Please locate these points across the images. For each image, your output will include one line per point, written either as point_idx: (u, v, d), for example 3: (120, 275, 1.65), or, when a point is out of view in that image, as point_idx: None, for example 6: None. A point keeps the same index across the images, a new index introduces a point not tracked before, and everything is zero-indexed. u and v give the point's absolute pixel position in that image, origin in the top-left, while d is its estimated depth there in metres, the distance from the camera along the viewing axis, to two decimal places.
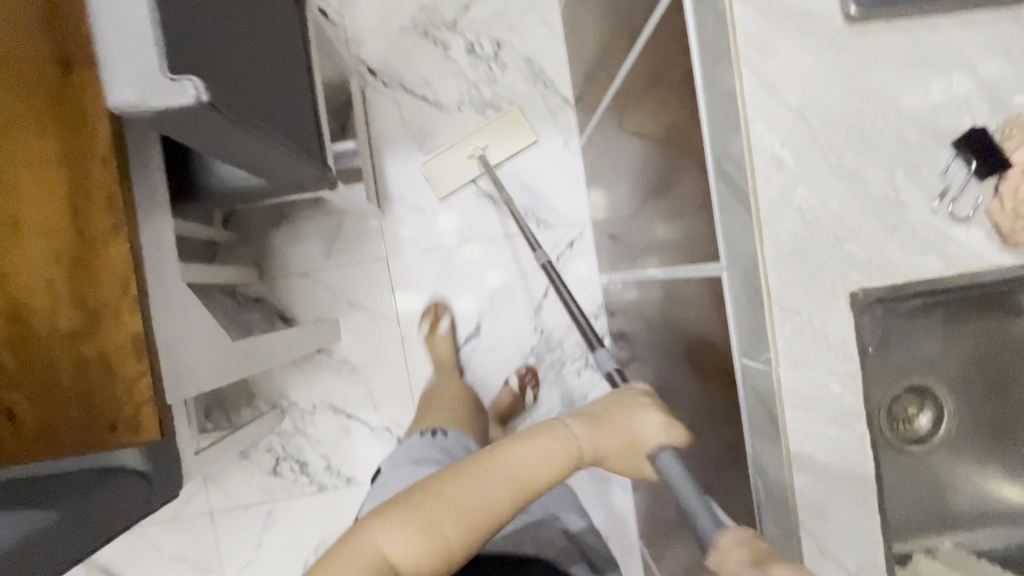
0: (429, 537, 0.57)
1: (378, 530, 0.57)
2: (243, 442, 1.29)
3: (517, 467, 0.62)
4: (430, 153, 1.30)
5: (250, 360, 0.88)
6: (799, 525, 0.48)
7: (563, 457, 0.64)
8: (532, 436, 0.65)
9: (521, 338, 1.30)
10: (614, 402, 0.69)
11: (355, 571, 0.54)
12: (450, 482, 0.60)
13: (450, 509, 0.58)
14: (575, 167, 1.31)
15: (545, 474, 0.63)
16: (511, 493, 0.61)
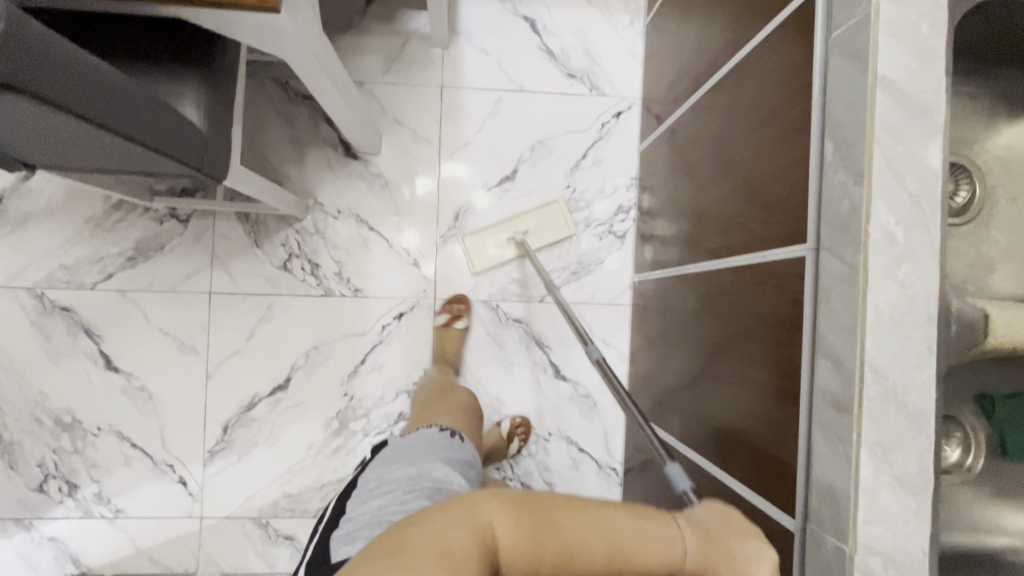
0: (540, 550, 0.55)
1: (500, 511, 0.55)
2: (260, 231, 1.28)
3: (629, 532, 0.57)
4: (505, 1, 1.35)
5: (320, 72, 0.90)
6: (871, 140, 0.52)
7: (664, 557, 0.58)
8: (647, 515, 0.60)
9: (553, 191, 1.34)
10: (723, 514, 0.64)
11: (460, 532, 0.53)
12: (569, 510, 0.57)
13: (564, 535, 0.55)
14: (635, 46, 1.37)
15: (642, 549, 0.58)
16: (610, 553, 0.56)
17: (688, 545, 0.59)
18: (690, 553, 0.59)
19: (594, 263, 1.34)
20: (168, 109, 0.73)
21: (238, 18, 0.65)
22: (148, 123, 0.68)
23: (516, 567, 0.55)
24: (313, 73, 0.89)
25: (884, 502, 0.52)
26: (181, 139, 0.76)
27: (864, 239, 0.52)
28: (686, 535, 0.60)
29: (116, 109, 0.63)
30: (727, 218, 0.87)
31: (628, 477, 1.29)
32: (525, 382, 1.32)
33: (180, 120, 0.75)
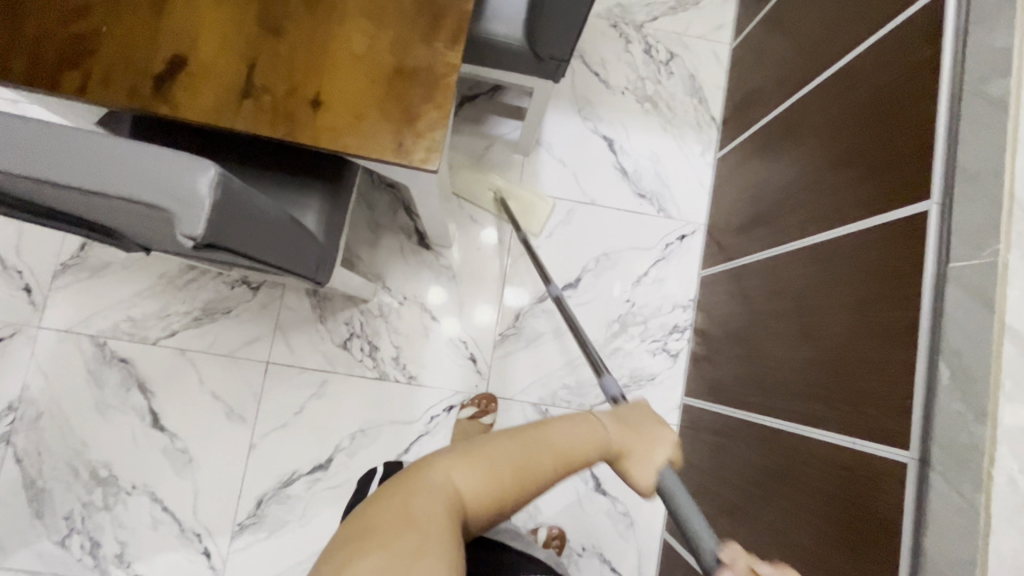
0: (494, 478, 0.56)
1: (450, 468, 0.55)
2: (326, 308, 1.31)
3: (559, 440, 0.60)
4: (587, 119, 1.44)
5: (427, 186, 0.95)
6: (996, 386, 0.55)
7: (596, 444, 0.64)
8: (569, 419, 0.64)
9: (613, 303, 1.38)
10: (630, 412, 0.73)
11: (430, 499, 0.51)
12: (510, 436, 0.59)
13: (500, 456, 0.57)
14: (704, 175, 1.45)
15: (581, 444, 0.62)
16: (552, 460, 0.59)
17: (611, 430, 0.66)
18: (619, 436, 0.66)
19: (646, 379, 1.36)
20: (302, 228, 0.77)
21: (390, 165, 0.69)
22: (286, 245, 0.71)
23: (481, 510, 0.55)
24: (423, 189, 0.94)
25: None
26: (307, 252, 0.80)
27: (987, 482, 0.54)
28: (607, 420, 0.67)
29: (269, 242, 0.66)
30: (804, 382, 0.89)
31: None
32: (565, 491, 1.31)
33: (308, 235, 0.79)
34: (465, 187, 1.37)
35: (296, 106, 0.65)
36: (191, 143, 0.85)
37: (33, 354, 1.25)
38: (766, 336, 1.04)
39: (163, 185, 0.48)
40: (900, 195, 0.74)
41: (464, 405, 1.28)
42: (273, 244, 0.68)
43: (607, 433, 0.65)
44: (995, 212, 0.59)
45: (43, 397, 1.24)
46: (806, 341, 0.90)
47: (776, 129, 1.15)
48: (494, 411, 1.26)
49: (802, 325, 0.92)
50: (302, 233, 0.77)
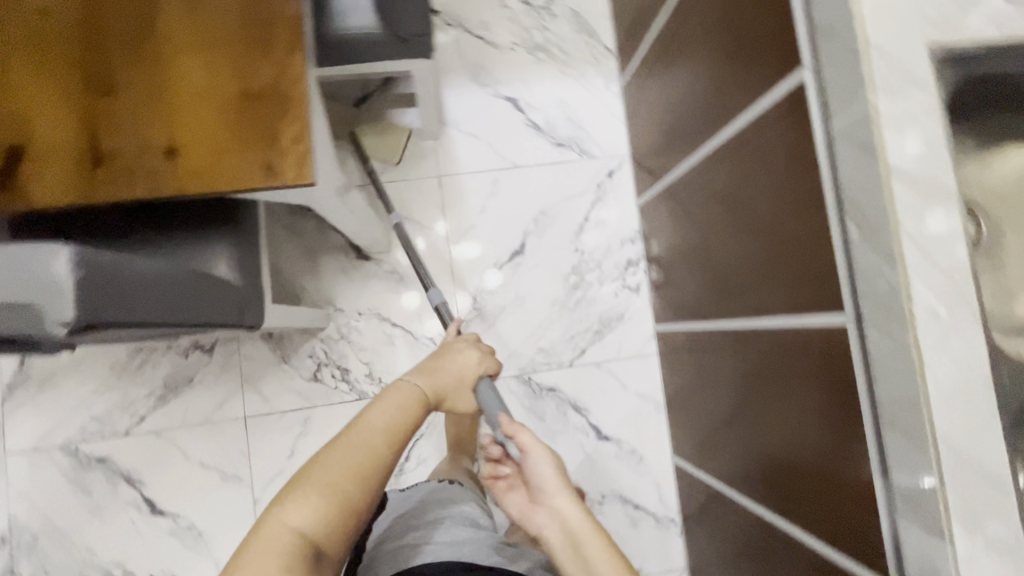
0: (327, 503, 0.69)
1: (285, 510, 0.68)
2: (286, 347, 1.29)
3: (374, 421, 0.79)
4: (485, 85, 1.41)
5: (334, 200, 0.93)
6: (898, 229, 0.56)
7: (415, 405, 0.84)
8: (381, 399, 0.83)
9: (562, 256, 1.38)
10: (447, 349, 0.99)
11: (275, 550, 0.64)
12: (333, 447, 0.75)
13: (326, 475, 0.71)
14: (615, 107, 1.44)
15: (402, 417, 0.81)
16: (380, 441, 0.77)
17: (422, 387, 0.89)
18: (427, 390, 0.89)
19: (615, 318, 1.37)
20: (213, 278, 0.76)
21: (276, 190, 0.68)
22: (199, 300, 0.71)
23: (332, 531, 0.69)
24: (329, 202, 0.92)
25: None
26: (227, 297, 0.79)
27: (911, 320, 0.56)
28: (412, 380, 0.88)
29: (175, 304, 0.65)
30: (750, 275, 0.90)
31: (687, 525, 1.30)
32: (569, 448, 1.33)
33: (222, 283, 0.79)
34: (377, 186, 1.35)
35: (150, 157, 0.62)
36: (73, 228, 0.81)
37: (9, 481, 1.22)
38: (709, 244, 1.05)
39: (25, 279, 0.47)
40: (778, 72, 0.75)
41: None
42: (183, 304, 0.67)
43: (420, 394, 0.86)
44: (857, 63, 0.59)
45: (34, 519, 1.21)
46: (742, 237, 0.92)
47: (663, 43, 1.14)
48: None
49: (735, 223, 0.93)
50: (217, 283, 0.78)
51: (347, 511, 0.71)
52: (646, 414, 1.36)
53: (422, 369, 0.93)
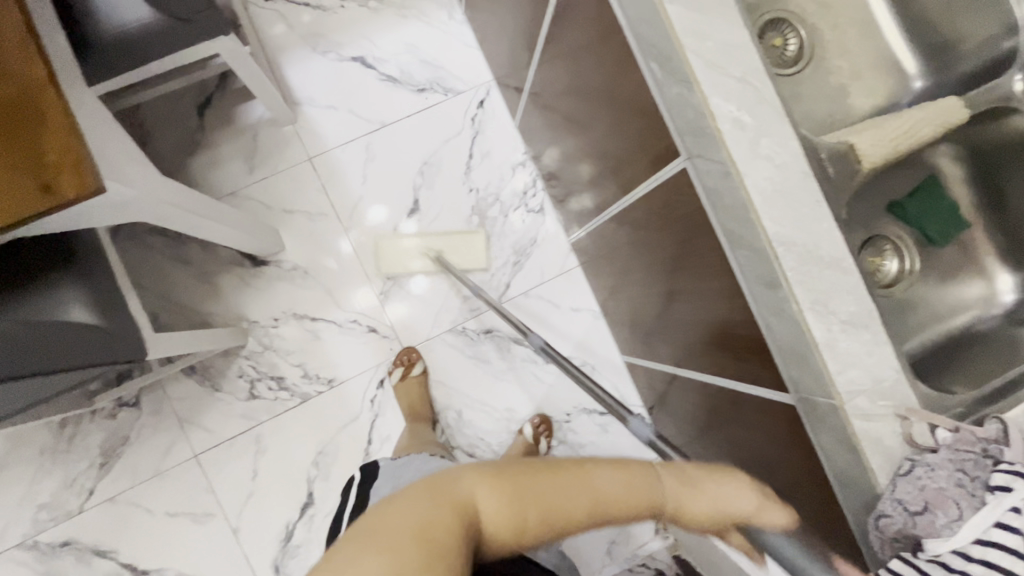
0: (516, 503, 0.57)
1: (479, 482, 0.58)
2: (213, 375, 1.26)
3: (619, 491, 0.59)
4: (327, 52, 1.34)
5: (177, 210, 0.88)
6: (682, 51, 0.56)
7: (645, 502, 0.59)
8: (673, 473, 0.61)
9: (459, 201, 1.35)
10: (711, 477, 0.61)
11: (439, 507, 0.54)
12: (605, 468, 0.60)
13: (535, 485, 0.58)
14: (465, 36, 1.39)
15: (635, 497, 0.59)
16: (602, 509, 0.58)
17: (744, 506, 0.57)
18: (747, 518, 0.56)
19: (530, 244, 1.37)
20: (71, 321, 0.76)
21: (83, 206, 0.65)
22: (69, 339, 0.75)
23: (503, 536, 0.57)
24: (173, 213, 0.87)
25: (850, 349, 0.55)
26: (91, 336, 0.78)
27: (718, 136, 0.56)
28: (663, 476, 0.61)
29: (46, 347, 0.71)
30: (617, 153, 0.89)
31: (654, 414, 1.33)
32: (524, 381, 1.34)
33: (91, 324, 0.78)
34: (251, 188, 1.29)
35: None
36: None
37: None
38: (581, 138, 1.04)
39: None
40: None
41: (390, 370, 1.28)
42: (54, 347, 0.72)
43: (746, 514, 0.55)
44: None
45: None
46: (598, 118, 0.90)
47: None
48: (421, 359, 1.28)
49: (589, 106, 0.92)
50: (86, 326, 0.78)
51: (520, 533, 0.57)
52: (587, 325, 1.37)
53: (676, 476, 0.61)
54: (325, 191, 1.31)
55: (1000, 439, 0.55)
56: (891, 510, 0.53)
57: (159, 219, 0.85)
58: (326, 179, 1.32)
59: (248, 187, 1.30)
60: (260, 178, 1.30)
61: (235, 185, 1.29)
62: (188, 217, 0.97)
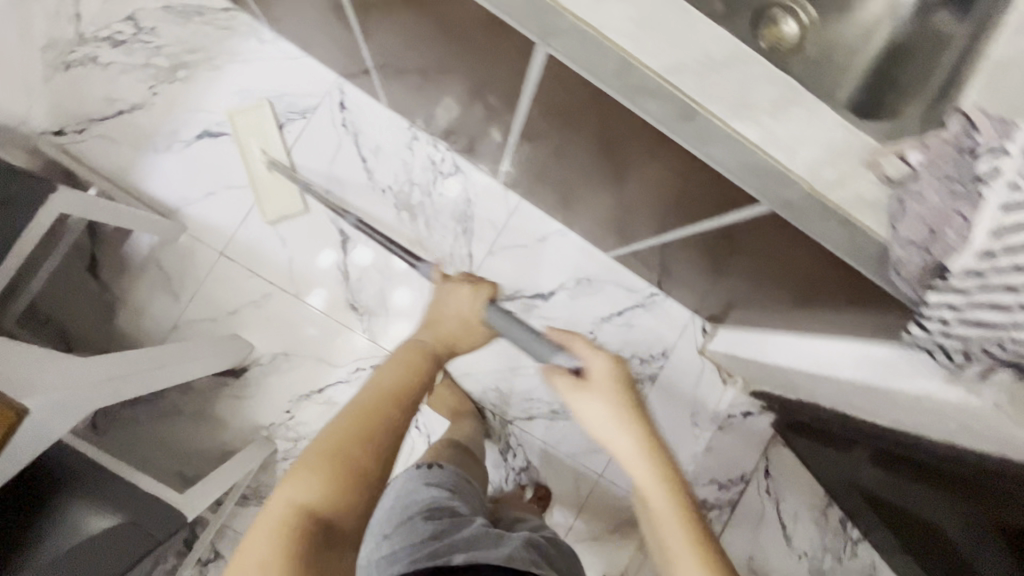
0: (336, 477, 0.58)
1: (286, 486, 0.57)
2: (267, 491, 1.24)
3: (386, 381, 0.70)
4: (170, 145, 1.24)
5: (115, 371, 0.83)
6: None
7: (422, 359, 0.77)
8: (410, 367, 0.74)
9: (379, 207, 1.29)
10: (440, 302, 0.90)
11: (271, 533, 0.54)
12: (362, 391, 0.67)
13: (340, 448, 0.59)
14: (285, 50, 1.28)
15: (415, 372, 0.73)
16: (390, 395, 0.67)
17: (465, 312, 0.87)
18: (430, 339, 0.83)
19: (467, 206, 1.31)
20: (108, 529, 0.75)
21: None
22: (124, 538, 0.76)
23: (342, 505, 0.57)
24: (113, 375, 0.82)
25: (790, 129, 0.53)
26: (134, 528, 0.77)
27: None
28: (420, 339, 0.83)
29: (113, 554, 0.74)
30: (488, 72, 0.83)
31: (665, 286, 1.32)
32: (538, 327, 1.32)
33: (121, 519, 0.76)
34: (188, 312, 1.24)
35: None
36: None
37: None
38: (450, 77, 0.98)
39: None
40: None
41: None
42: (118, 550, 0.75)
43: (421, 345, 0.81)
44: None
45: None
46: (453, 49, 0.84)
47: None
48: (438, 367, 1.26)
49: (438, 43, 0.85)
50: (126, 523, 0.76)
51: (364, 492, 0.58)
52: (561, 247, 1.34)
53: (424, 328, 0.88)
54: (255, 273, 1.26)
55: (969, 129, 0.50)
56: (909, 252, 0.51)
57: (111, 392, 0.80)
58: (248, 261, 1.26)
59: (184, 312, 1.24)
60: (189, 297, 1.24)
61: (172, 318, 1.23)
62: (149, 372, 0.93)
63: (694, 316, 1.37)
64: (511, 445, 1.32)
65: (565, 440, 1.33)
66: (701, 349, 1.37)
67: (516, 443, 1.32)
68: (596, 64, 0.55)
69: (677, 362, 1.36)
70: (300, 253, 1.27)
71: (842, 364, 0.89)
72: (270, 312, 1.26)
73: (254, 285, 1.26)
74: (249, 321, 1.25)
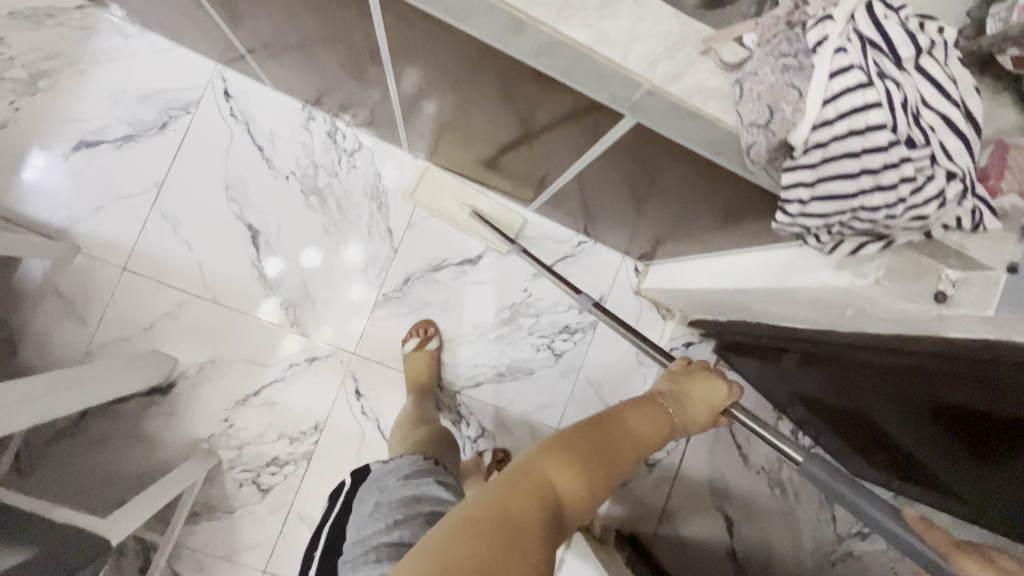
0: (584, 474, 0.62)
1: (548, 460, 0.61)
2: (217, 503, 1.21)
3: (644, 429, 0.75)
4: (46, 163, 1.16)
5: (28, 395, 0.82)
6: None
7: (663, 422, 0.79)
8: (659, 417, 0.79)
9: (286, 195, 1.24)
10: (696, 374, 0.90)
11: (527, 486, 0.57)
12: (628, 418, 0.74)
13: (592, 457, 0.64)
14: (154, 43, 1.20)
15: (649, 432, 0.76)
16: (643, 439, 0.74)
17: (721, 394, 0.88)
18: (704, 418, 0.85)
19: (379, 182, 1.27)
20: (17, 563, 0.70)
21: None
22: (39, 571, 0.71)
23: (577, 498, 0.61)
24: (25, 399, 0.81)
25: (618, 30, 0.51)
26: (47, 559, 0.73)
27: None
28: (665, 400, 0.83)
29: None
30: (348, 26, 0.79)
31: (591, 233, 1.31)
32: (471, 294, 1.31)
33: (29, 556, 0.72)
34: (99, 335, 1.17)
35: None
36: None
37: None
38: (322, 46, 0.92)
39: None
40: None
41: (406, 337, 1.26)
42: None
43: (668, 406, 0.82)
44: None
45: None
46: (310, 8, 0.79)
47: None
48: (439, 334, 1.26)
49: (295, 7, 0.81)
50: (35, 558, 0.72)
51: (592, 497, 0.62)
52: None
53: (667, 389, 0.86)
54: (165, 283, 1.19)
55: (799, 3, 0.51)
56: (753, 134, 0.50)
57: (22, 415, 0.79)
58: (155, 272, 1.19)
59: (95, 336, 1.17)
60: (97, 320, 1.17)
61: (83, 344, 1.16)
62: (78, 388, 0.91)
63: (625, 258, 1.37)
64: (462, 414, 1.30)
65: (516, 400, 1.32)
66: (637, 289, 1.38)
67: (467, 412, 1.31)
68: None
69: (614, 306, 1.37)
70: (210, 255, 1.21)
71: (751, 275, 0.89)
72: (188, 320, 1.20)
73: (166, 296, 1.19)
74: (168, 334, 1.20)
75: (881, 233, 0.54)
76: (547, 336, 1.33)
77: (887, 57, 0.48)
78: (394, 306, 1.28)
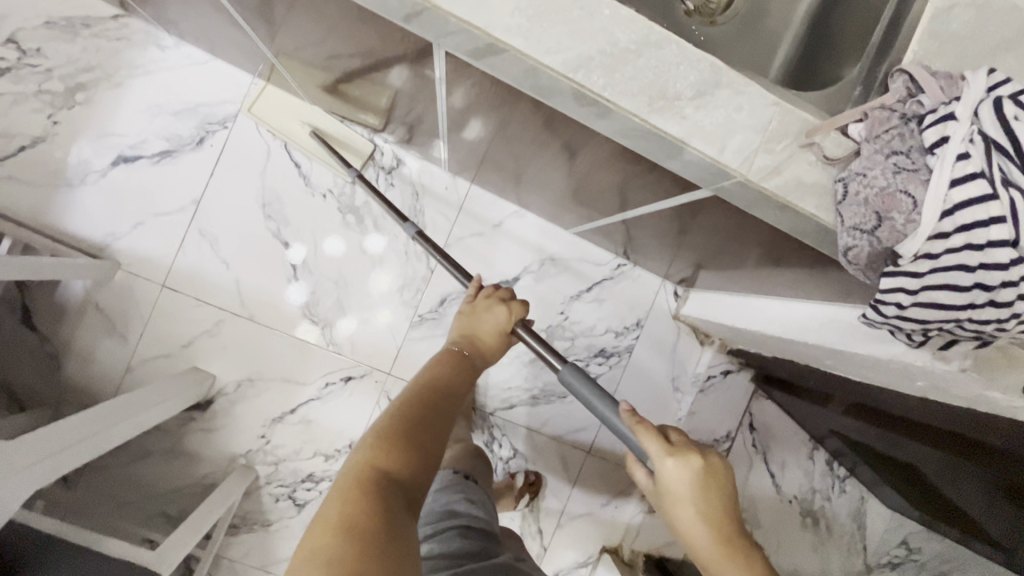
0: (405, 446, 0.60)
1: (365, 456, 0.58)
2: (255, 517, 1.23)
3: (450, 380, 0.74)
4: (83, 178, 1.15)
5: (79, 434, 0.83)
6: None
7: (458, 367, 0.77)
8: (456, 366, 0.77)
9: (321, 212, 1.22)
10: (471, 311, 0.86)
11: (348, 490, 0.54)
12: (427, 378, 0.73)
13: (410, 423, 0.63)
14: (190, 55, 1.17)
15: (455, 378, 0.75)
16: (454, 393, 0.73)
17: (500, 320, 0.84)
18: (481, 348, 0.83)
19: (416, 199, 1.25)
20: None
21: None
22: None
23: (411, 467, 0.59)
24: (79, 436, 0.83)
25: (711, 118, 0.49)
26: None
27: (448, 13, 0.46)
28: (456, 346, 0.82)
29: None
30: (403, 64, 0.76)
31: (631, 256, 1.28)
32: None
33: None
34: (140, 351, 1.18)
35: None
36: None
37: None
38: (371, 72, 0.90)
39: None
40: None
41: None
42: None
43: (458, 353, 0.80)
44: None
45: None
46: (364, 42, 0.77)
47: None
48: None
49: (346, 39, 0.78)
50: None
51: (427, 457, 0.62)
52: (521, 230, 1.28)
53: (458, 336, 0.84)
54: (203, 301, 1.19)
55: (911, 93, 0.48)
56: (855, 239, 0.48)
57: (75, 458, 0.80)
58: (193, 289, 1.19)
59: (136, 352, 1.18)
60: (137, 336, 1.18)
61: (124, 360, 1.17)
62: (123, 419, 0.92)
63: (664, 282, 1.34)
64: (495, 436, 1.31)
65: (549, 422, 1.32)
66: (676, 313, 1.35)
67: (500, 433, 1.31)
68: (495, 61, 0.48)
69: (651, 330, 1.34)
70: (246, 272, 1.20)
71: (810, 328, 0.86)
72: (225, 338, 1.20)
73: (204, 313, 1.20)
74: (206, 351, 1.20)
75: (985, 339, 0.50)
76: (581, 359, 1.32)
77: (1014, 162, 0.43)
78: (429, 327, 1.26)
